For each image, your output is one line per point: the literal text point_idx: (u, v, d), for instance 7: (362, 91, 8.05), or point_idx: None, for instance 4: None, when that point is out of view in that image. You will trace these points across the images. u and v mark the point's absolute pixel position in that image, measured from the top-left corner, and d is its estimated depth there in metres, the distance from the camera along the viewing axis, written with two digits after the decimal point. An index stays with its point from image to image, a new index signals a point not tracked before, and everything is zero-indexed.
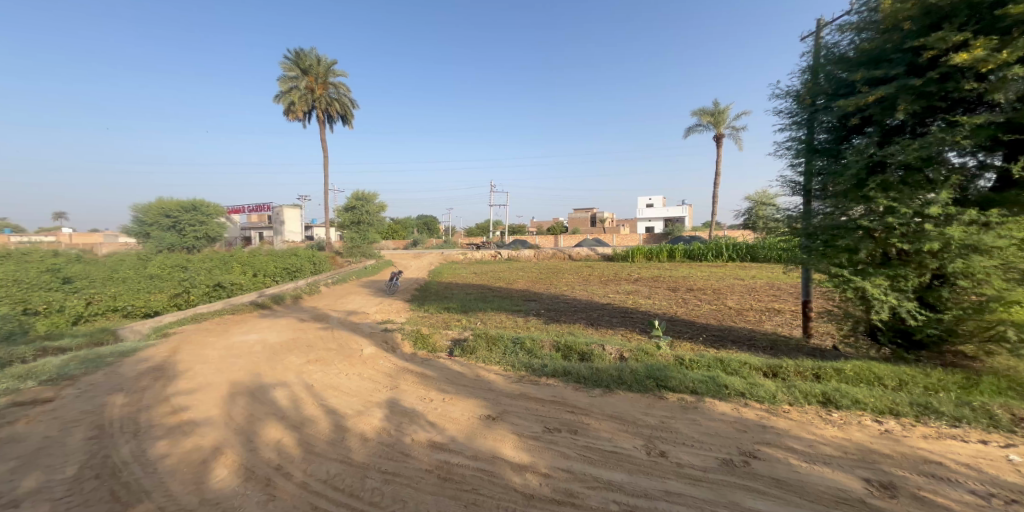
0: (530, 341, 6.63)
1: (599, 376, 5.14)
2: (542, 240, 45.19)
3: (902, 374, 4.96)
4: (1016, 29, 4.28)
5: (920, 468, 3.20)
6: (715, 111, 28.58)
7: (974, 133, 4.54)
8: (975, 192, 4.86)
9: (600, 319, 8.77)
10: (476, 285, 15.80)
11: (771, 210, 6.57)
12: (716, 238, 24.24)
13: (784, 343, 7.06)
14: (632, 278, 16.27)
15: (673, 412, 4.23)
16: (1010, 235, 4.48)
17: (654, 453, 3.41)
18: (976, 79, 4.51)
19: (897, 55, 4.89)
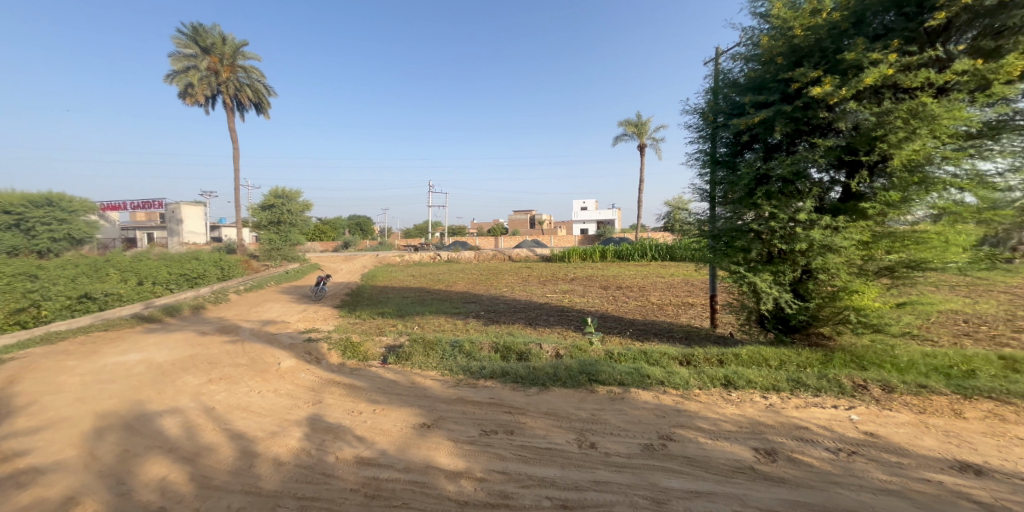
0: (469, 344, 6.67)
1: (536, 374, 5.33)
2: (480, 240, 45.25)
3: (783, 355, 5.75)
4: (851, 71, 5.19)
5: (794, 433, 3.77)
6: (638, 122, 30.63)
7: (827, 153, 5.39)
8: (828, 201, 5.76)
9: (538, 319, 9.00)
10: (412, 287, 15.48)
11: (686, 214, 7.22)
12: (643, 239, 25.91)
13: (696, 332, 7.84)
14: (568, 278, 16.85)
15: (603, 404, 4.52)
16: (850, 237, 5.35)
17: (585, 446, 3.63)
18: (827, 109, 5.36)
19: (773, 84, 5.68)
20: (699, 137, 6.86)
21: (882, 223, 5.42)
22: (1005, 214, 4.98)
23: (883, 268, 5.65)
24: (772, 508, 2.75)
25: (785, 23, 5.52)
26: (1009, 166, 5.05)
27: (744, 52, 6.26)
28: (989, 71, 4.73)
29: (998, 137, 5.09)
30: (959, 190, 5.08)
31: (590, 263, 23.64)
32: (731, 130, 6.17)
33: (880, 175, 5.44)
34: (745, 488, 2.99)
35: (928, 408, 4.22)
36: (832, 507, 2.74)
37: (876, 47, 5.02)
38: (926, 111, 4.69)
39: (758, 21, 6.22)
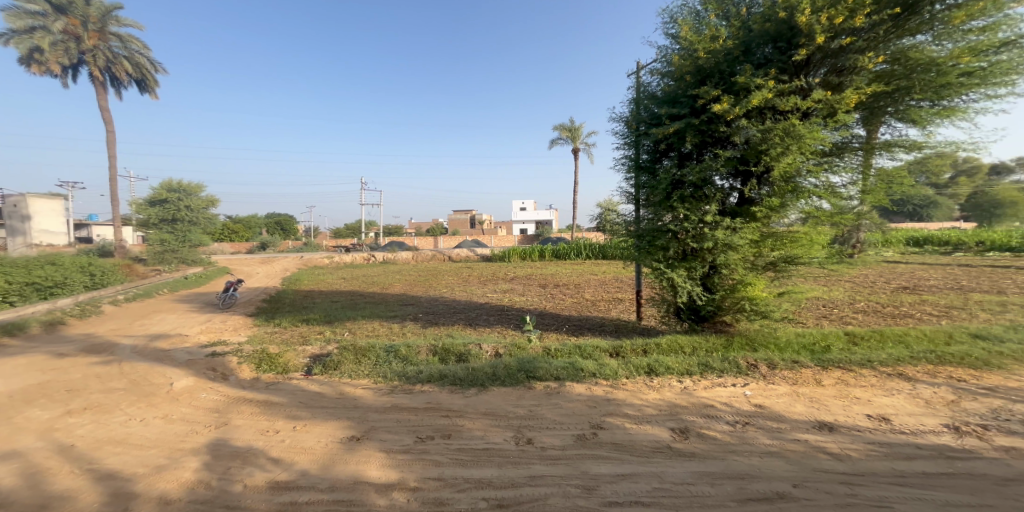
0: (406, 348, 6.58)
1: (475, 375, 5.39)
2: (418, 240, 44.28)
3: (696, 342, 6.36)
4: (743, 92, 5.87)
5: (703, 412, 4.22)
6: (572, 127, 31.77)
7: (726, 163, 6.04)
8: (728, 205, 6.44)
9: (478, 319, 9.06)
10: (343, 291, 14.77)
11: (615, 216, 7.67)
12: (577, 239, 26.97)
13: (624, 325, 8.40)
14: (509, 278, 16.98)
15: (539, 400, 4.68)
16: (743, 237, 6.07)
17: (522, 442, 3.76)
18: (726, 124, 6.00)
19: (684, 99, 6.24)
20: (624, 143, 7.32)
21: (768, 224, 6.18)
22: (846, 219, 5.92)
23: (768, 263, 6.50)
24: (686, 483, 3.06)
25: (692, 45, 6.12)
26: (850, 180, 6.00)
27: (660, 68, 6.84)
28: (835, 102, 5.60)
29: (842, 155, 6.13)
30: (820, 197, 5.98)
31: (527, 263, 24.14)
32: (650, 139, 6.68)
33: (764, 184, 6.19)
34: (664, 466, 3.29)
35: (802, 379, 5.08)
36: (734, 476, 3.12)
37: (759, 73, 5.74)
38: (796, 131, 5.45)
39: (670, 41, 6.82)
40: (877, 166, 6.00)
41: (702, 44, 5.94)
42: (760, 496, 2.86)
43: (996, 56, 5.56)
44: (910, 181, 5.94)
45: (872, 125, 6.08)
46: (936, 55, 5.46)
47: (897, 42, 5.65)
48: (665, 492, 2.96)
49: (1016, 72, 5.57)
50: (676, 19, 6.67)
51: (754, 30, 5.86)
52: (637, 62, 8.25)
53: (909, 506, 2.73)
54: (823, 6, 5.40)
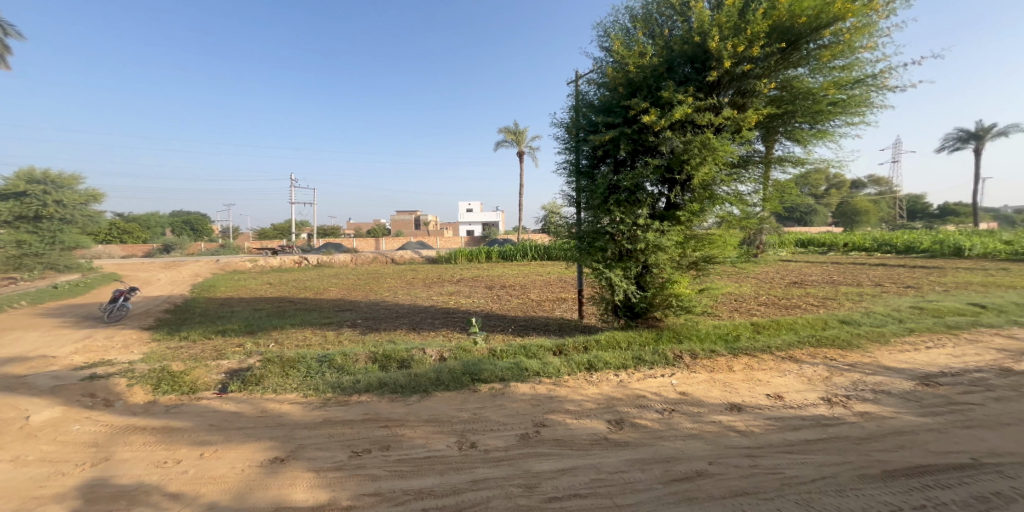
0: (341, 357, 6.33)
1: (417, 381, 5.31)
2: (359, 242, 42.63)
3: (631, 337, 6.75)
4: (668, 106, 6.35)
5: (637, 402, 4.53)
6: (517, 130, 32.17)
7: (654, 171, 6.49)
8: (657, 209, 6.89)
9: (423, 323, 8.93)
10: (269, 298, 13.76)
11: (558, 218, 7.88)
12: (522, 240, 27.38)
13: (567, 323, 8.70)
14: (455, 280, 16.89)
15: (483, 402, 4.72)
16: (669, 238, 6.58)
17: (466, 447, 3.77)
18: (655, 134, 6.44)
19: (617, 110, 6.62)
20: (565, 148, 7.58)
21: (691, 227, 6.71)
22: (753, 223, 6.61)
23: (692, 262, 7.06)
24: (620, 471, 3.26)
25: (624, 59, 6.50)
26: (753, 189, 6.65)
27: (596, 79, 7.20)
28: (740, 121, 6.22)
29: (746, 167, 6.71)
30: (731, 204, 6.60)
31: (473, 264, 24.16)
32: (589, 145, 6.99)
33: (687, 191, 6.72)
34: (600, 458, 3.48)
35: (718, 366, 5.63)
36: (661, 460, 3.40)
37: (681, 89, 6.22)
38: (711, 144, 6.02)
39: (604, 54, 7.20)
40: (774, 177, 6.71)
41: (632, 58, 6.34)
42: (682, 476, 3.15)
43: (853, 90, 6.39)
44: (797, 192, 6.72)
45: (770, 140, 6.78)
46: (812, 86, 6.29)
47: (785, 72, 6.41)
48: (601, 482, 3.13)
49: (865, 105, 6.53)
50: (609, 34, 7.05)
51: (675, 50, 6.37)
52: (575, 71, 8.59)
53: (798, 470, 3.19)
54: (729, 35, 6.02)
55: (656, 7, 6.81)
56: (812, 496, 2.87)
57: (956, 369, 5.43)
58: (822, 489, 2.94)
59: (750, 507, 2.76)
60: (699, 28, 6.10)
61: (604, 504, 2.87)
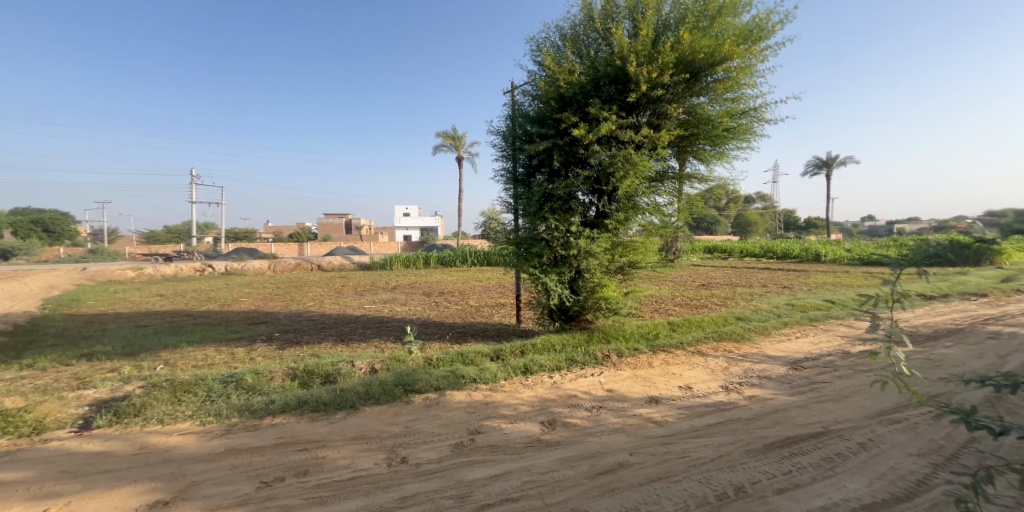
0: (253, 376, 5.69)
1: (344, 397, 4.88)
2: (277, 248, 39.43)
3: (565, 340, 6.99)
4: (595, 121, 6.76)
5: (569, 402, 4.75)
6: (456, 135, 32.00)
7: (585, 181, 6.85)
8: (587, 217, 7.24)
9: (352, 334, 8.51)
10: (158, 314, 12.05)
11: (496, 224, 7.95)
12: (465, 246, 27.36)
13: (506, 329, 8.80)
14: (389, 287, 16.35)
15: (417, 413, 4.52)
16: (599, 245, 6.96)
17: (395, 462, 3.58)
18: (584, 147, 6.81)
19: (551, 122, 6.93)
20: (501, 156, 7.73)
21: (617, 234, 7.16)
22: (670, 232, 7.19)
23: (619, 267, 7.50)
24: (550, 471, 3.40)
25: (555, 75, 6.83)
26: (668, 201, 7.23)
27: (531, 91, 7.45)
28: (655, 139, 6.76)
29: (662, 182, 7.24)
30: (650, 214, 7.11)
31: (411, 271, 23.60)
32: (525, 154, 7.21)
33: (613, 201, 7.12)
34: (533, 460, 3.58)
35: (640, 363, 6.04)
36: (588, 456, 3.62)
37: (606, 107, 6.63)
38: (633, 159, 6.47)
39: (538, 68, 7.49)
40: (685, 191, 7.33)
41: (562, 74, 6.71)
42: (607, 469, 3.40)
43: (741, 119, 7.17)
44: (703, 205, 7.39)
45: (682, 158, 7.36)
46: (710, 113, 6.99)
47: (690, 99, 7.07)
48: (533, 483, 3.24)
49: (752, 133, 7.36)
50: (541, 49, 7.32)
51: (600, 70, 6.78)
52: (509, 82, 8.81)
53: (701, 452, 3.67)
54: (645, 62, 6.55)
55: (583, 29, 7.20)
56: (712, 474, 3.35)
57: (814, 354, 6.42)
58: (719, 466, 3.45)
59: (663, 490, 3.13)
60: (620, 53, 6.57)
61: (535, 505, 2.98)
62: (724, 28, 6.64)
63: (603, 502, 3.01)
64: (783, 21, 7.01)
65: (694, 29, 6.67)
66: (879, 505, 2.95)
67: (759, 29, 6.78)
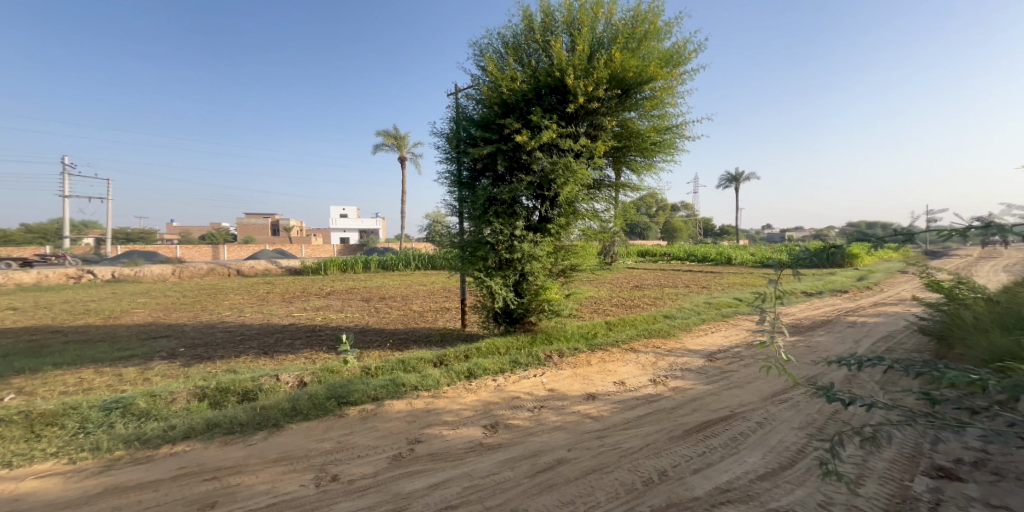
0: (146, 401, 4.81)
1: (264, 415, 4.39)
2: (190, 251, 35.69)
3: (510, 343, 7.02)
4: (537, 129, 6.92)
5: (511, 404, 4.79)
6: (398, 135, 31.20)
7: (528, 187, 6.96)
8: (531, 221, 7.35)
9: (278, 346, 7.88)
10: (16, 332, 10.06)
11: (441, 227, 7.82)
12: (406, 249, 26.69)
13: (450, 333, 8.67)
14: (323, 293, 15.47)
15: (351, 427, 4.27)
16: (542, 249, 7.10)
17: (325, 482, 3.36)
18: (527, 154, 6.94)
19: (494, 126, 7.02)
20: (445, 158, 7.66)
21: (560, 239, 7.34)
22: (608, 237, 7.51)
23: (560, 270, 7.70)
24: (491, 474, 3.43)
25: (497, 81, 6.93)
26: (605, 208, 7.55)
27: (474, 95, 7.50)
28: (591, 150, 7.05)
29: (599, 190, 7.55)
30: (590, 220, 7.39)
31: (349, 275, 22.57)
32: (469, 157, 7.21)
33: (555, 206, 7.32)
34: (473, 464, 3.59)
35: (580, 362, 6.23)
36: (529, 455, 3.70)
37: (547, 115, 6.81)
38: (573, 167, 6.69)
39: (481, 74, 7.54)
40: (621, 199, 7.69)
41: (505, 81, 6.80)
42: (546, 466, 3.51)
43: (666, 135, 7.63)
44: (636, 212, 7.81)
45: (617, 168, 7.72)
46: (640, 128, 7.38)
47: (623, 114, 7.42)
48: (473, 489, 3.24)
49: (676, 147, 7.87)
50: (483, 55, 7.37)
51: (541, 80, 6.95)
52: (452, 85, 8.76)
53: (631, 442, 3.93)
54: (581, 75, 6.83)
55: (523, 39, 7.32)
56: (640, 462, 3.62)
57: (725, 346, 7.03)
58: (646, 454, 3.73)
59: (596, 482, 3.32)
60: (558, 65, 6.79)
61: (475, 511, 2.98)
62: (649, 51, 7.09)
63: (541, 498, 3.11)
64: (697, 49, 7.62)
65: (624, 49, 7.05)
66: (771, 473, 3.45)
67: (677, 55, 7.31)
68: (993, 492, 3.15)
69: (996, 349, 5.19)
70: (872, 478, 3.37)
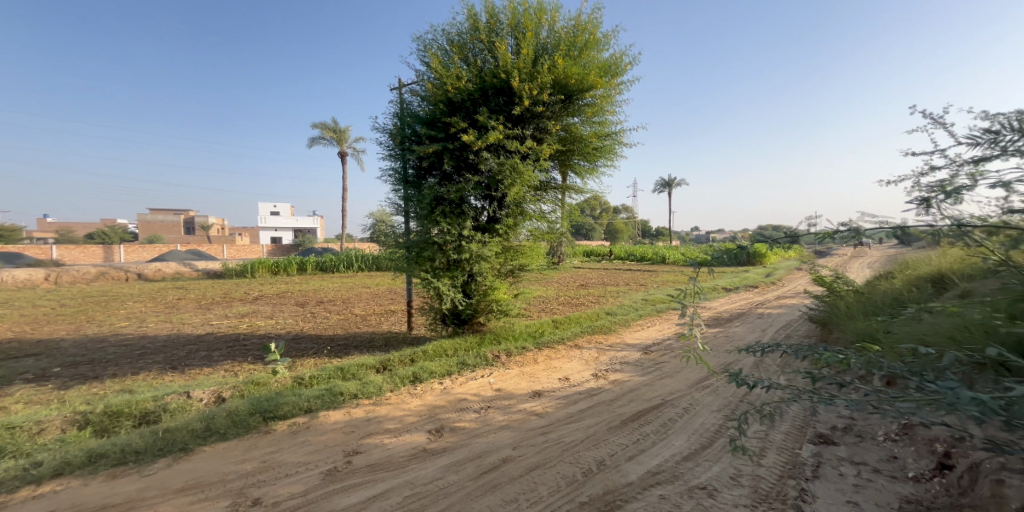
0: (9, 434, 4.04)
1: (167, 439, 3.87)
2: (86, 253, 31.36)
3: (459, 345, 6.84)
4: (484, 130, 6.83)
5: (457, 406, 4.64)
6: (336, 128, 29.69)
7: (476, 187, 6.84)
8: (479, 222, 7.25)
9: (193, 360, 7.06)
10: None
11: (386, 226, 7.49)
12: (345, 249, 25.48)
13: (394, 337, 8.30)
14: (250, 298, 14.25)
15: (278, 444, 3.91)
16: (490, 249, 7.00)
17: (247, 506, 3.03)
18: (475, 154, 6.81)
19: (440, 125, 6.86)
20: (389, 155, 7.35)
21: (507, 239, 7.27)
22: (555, 237, 7.57)
23: (509, 271, 7.65)
24: (434, 479, 3.29)
25: (442, 78, 6.77)
26: (552, 209, 7.60)
27: (418, 91, 7.29)
28: (537, 153, 7.07)
29: (545, 191, 7.59)
30: (537, 221, 7.41)
31: (280, 278, 21.06)
32: (414, 155, 6.97)
33: (503, 206, 7.27)
34: (416, 471, 3.42)
35: (527, 360, 6.21)
36: (474, 457, 3.60)
37: (493, 116, 6.73)
38: (519, 168, 6.65)
39: (426, 69, 7.32)
40: (566, 201, 7.77)
41: (449, 79, 6.65)
42: (490, 467, 3.44)
43: (608, 140, 7.80)
44: (581, 214, 7.93)
45: (563, 171, 7.81)
46: (583, 133, 7.50)
47: (567, 118, 7.51)
48: (415, 497, 3.09)
49: (617, 153, 8.10)
50: (428, 51, 7.15)
51: (486, 80, 6.85)
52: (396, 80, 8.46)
53: (574, 436, 3.95)
54: (526, 79, 6.81)
55: (468, 38, 7.20)
56: (581, 454, 3.65)
57: (661, 339, 7.35)
58: (587, 446, 3.77)
59: (539, 478, 3.30)
60: (504, 66, 6.73)
61: None
62: (590, 60, 7.21)
63: (485, 500, 3.05)
64: (633, 62, 7.88)
65: (567, 56, 7.13)
66: (693, 454, 3.66)
67: (616, 66, 7.49)
68: (856, 451, 3.62)
69: (859, 331, 5.94)
70: (771, 449, 3.73)
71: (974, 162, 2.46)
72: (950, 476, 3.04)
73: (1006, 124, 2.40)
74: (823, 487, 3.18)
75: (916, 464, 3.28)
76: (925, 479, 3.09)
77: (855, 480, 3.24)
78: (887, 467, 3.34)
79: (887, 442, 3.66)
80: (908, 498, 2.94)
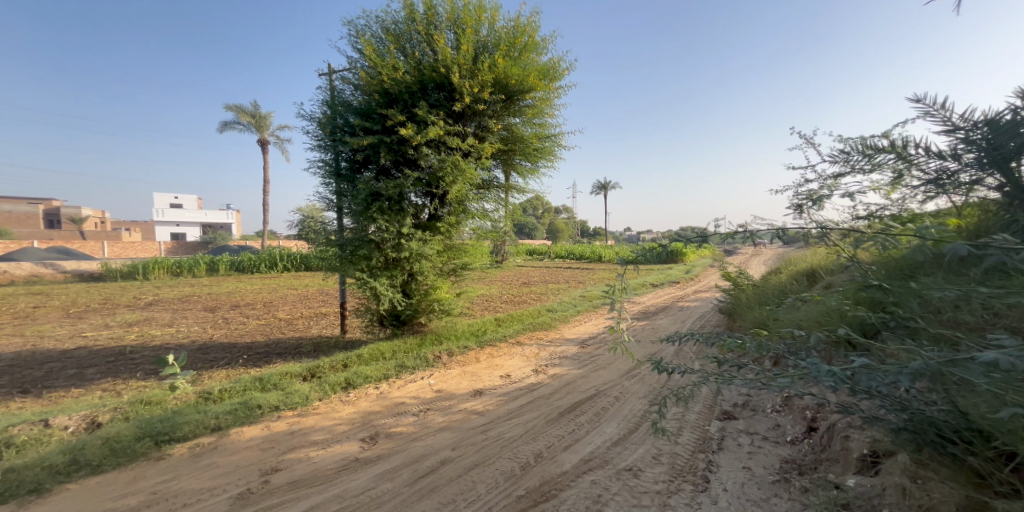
0: None
1: (9, 480, 3.19)
2: None
3: (397, 347, 6.49)
4: (423, 124, 6.53)
5: (394, 411, 4.36)
6: (256, 114, 27.32)
7: (415, 183, 6.53)
8: (420, 219, 6.95)
9: (65, 381, 5.99)
10: None
11: (318, 222, 6.94)
12: (268, 248, 23.52)
13: (325, 342, 7.72)
14: (145, 305, 12.50)
15: (174, 471, 3.39)
16: (431, 247, 6.71)
17: None
18: (414, 149, 6.51)
19: (377, 117, 6.49)
20: (318, 146, 6.80)
21: (449, 238, 7.05)
22: (497, 236, 7.47)
23: (451, 269, 7.40)
24: (366, 490, 3.03)
25: (377, 67, 6.41)
26: (495, 208, 7.47)
27: (351, 79, 6.85)
28: (479, 150, 6.89)
29: (488, 190, 7.42)
30: (480, 219, 7.25)
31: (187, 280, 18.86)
32: (348, 147, 6.53)
33: (444, 204, 7.04)
34: (346, 483, 3.13)
35: (468, 359, 6.04)
36: (410, 462, 3.38)
37: (432, 111, 6.48)
38: (461, 165, 6.44)
39: (358, 57, 6.89)
40: (509, 200, 7.69)
41: (384, 70, 6.30)
42: (427, 471, 3.24)
43: (548, 142, 7.81)
44: (523, 214, 7.87)
45: (505, 170, 7.72)
46: (524, 134, 7.45)
47: (508, 118, 7.42)
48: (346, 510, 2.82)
49: (557, 155, 8.15)
50: (360, 38, 6.71)
51: (425, 74, 6.57)
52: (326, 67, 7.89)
53: (513, 432, 3.86)
54: (467, 76, 6.64)
55: (405, 28, 6.85)
56: (519, 448, 3.57)
57: (597, 333, 7.53)
58: (525, 440, 3.70)
59: (478, 476, 3.16)
60: (443, 61, 6.50)
61: None
62: (529, 62, 7.16)
63: (421, 505, 2.85)
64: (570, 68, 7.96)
65: (507, 56, 7.02)
66: (622, 438, 3.72)
67: (554, 70, 7.50)
68: (751, 422, 3.93)
69: (754, 319, 6.59)
70: (687, 427, 3.89)
71: (833, 177, 2.61)
72: (815, 437, 3.39)
73: (855, 145, 2.58)
74: (727, 457, 3.36)
75: (792, 430, 3.63)
76: (799, 442, 3.43)
77: (749, 447, 3.49)
78: (773, 434, 3.66)
79: (773, 413, 4.03)
80: (786, 459, 3.23)
